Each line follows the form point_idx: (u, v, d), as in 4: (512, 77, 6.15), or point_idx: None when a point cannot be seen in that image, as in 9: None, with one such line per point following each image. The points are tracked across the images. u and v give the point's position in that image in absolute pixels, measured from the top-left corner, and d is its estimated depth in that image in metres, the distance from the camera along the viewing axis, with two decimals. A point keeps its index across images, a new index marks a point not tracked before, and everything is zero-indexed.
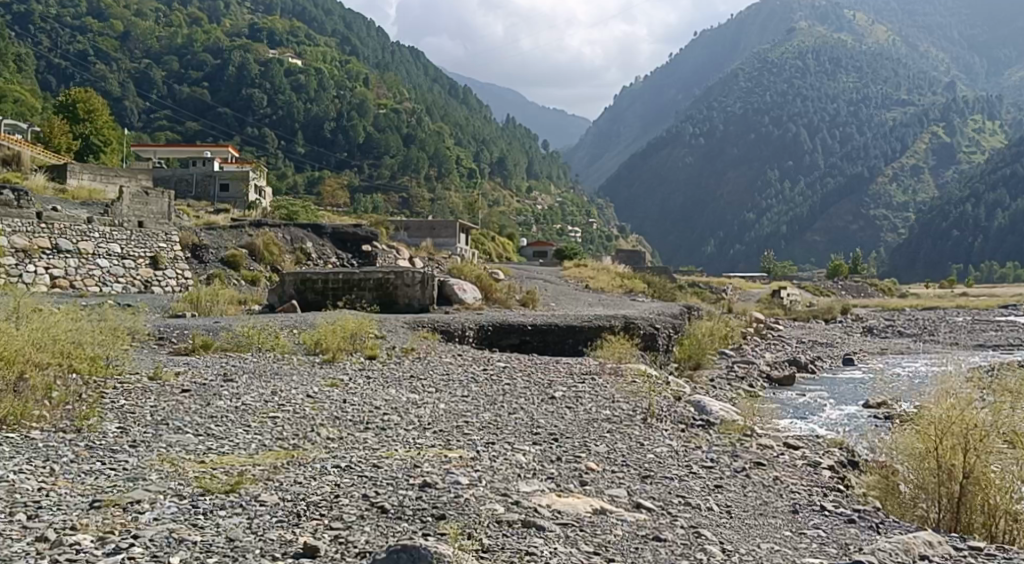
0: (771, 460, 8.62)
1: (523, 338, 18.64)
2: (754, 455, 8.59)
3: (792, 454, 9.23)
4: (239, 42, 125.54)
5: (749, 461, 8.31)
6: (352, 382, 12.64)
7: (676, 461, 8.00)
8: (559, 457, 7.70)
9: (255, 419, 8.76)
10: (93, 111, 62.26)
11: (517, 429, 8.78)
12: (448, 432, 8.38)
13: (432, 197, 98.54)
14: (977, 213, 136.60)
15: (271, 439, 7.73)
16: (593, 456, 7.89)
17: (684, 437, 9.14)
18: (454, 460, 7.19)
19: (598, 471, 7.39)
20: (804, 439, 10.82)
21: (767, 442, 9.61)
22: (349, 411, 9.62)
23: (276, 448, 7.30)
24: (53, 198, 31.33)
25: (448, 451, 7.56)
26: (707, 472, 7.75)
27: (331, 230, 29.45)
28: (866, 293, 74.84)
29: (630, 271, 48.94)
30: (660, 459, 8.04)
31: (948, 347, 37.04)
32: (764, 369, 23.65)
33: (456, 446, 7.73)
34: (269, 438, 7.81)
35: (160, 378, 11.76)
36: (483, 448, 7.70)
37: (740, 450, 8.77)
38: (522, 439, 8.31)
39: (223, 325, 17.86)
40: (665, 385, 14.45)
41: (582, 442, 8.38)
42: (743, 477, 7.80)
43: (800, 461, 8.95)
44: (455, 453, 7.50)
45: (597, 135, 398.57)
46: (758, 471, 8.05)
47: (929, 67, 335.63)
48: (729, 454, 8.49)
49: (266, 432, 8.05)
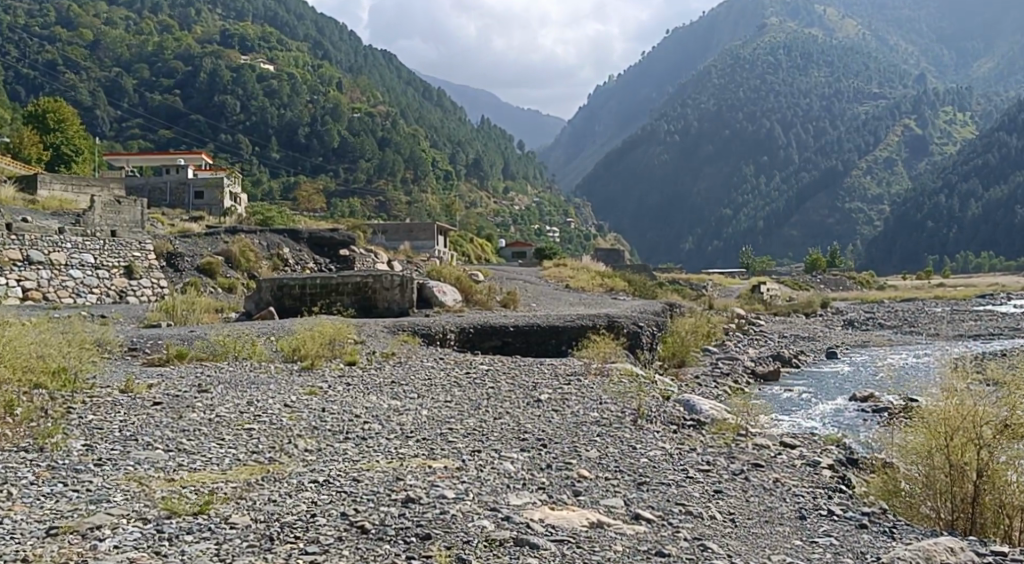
0: (769, 461, 8.31)
1: (505, 340, 18.35)
2: (751, 456, 8.29)
3: (790, 452, 8.95)
4: (210, 49, 124.51)
5: (745, 462, 8.03)
6: (332, 390, 12.24)
7: (672, 465, 7.70)
8: (550, 465, 7.37)
9: (229, 431, 8.38)
10: (64, 121, 61.42)
11: (504, 436, 8.41)
12: (432, 441, 8.03)
13: (409, 200, 98.13)
14: (951, 204, 137.63)
15: (245, 453, 7.35)
16: (585, 462, 7.56)
17: (678, 438, 8.83)
18: (439, 471, 6.86)
19: (590, 480, 7.07)
20: (797, 436, 10.55)
21: (765, 440, 9.34)
22: (326, 420, 9.25)
23: (249, 463, 6.90)
24: (23, 208, 30.71)
25: (433, 461, 7.22)
26: (703, 477, 7.46)
27: (308, 234, 29.02)
28: (844, 286, 75.10)
29: (610, 270, 48.75)
30: (656, 463, 7.73)
31: (929, 338, 37.08)
32: (749, 365, 23.43)
33: (440, 456, 7.40)
34: (242, 451, 7.42)
35: (130, 391, 11.34)
36: (467, 458, 7.37)
37: (736, 450, 8.47)
38: (510, 446, 7.97)
39: (199, 334, 17.42)
40: (653, 385, 14.16)
41: (572, 446, 8.06)
42: (740, 480, 7.51)
43: (799, 461, 8.64)
44: (441, 463, 7.16)
45: (572, 134, 398.57)
46: (755, 473, 7.79)
47: (900, 62, 337.95)
48: (723, 455, 8.20)
49: (239, 445, 7.66)
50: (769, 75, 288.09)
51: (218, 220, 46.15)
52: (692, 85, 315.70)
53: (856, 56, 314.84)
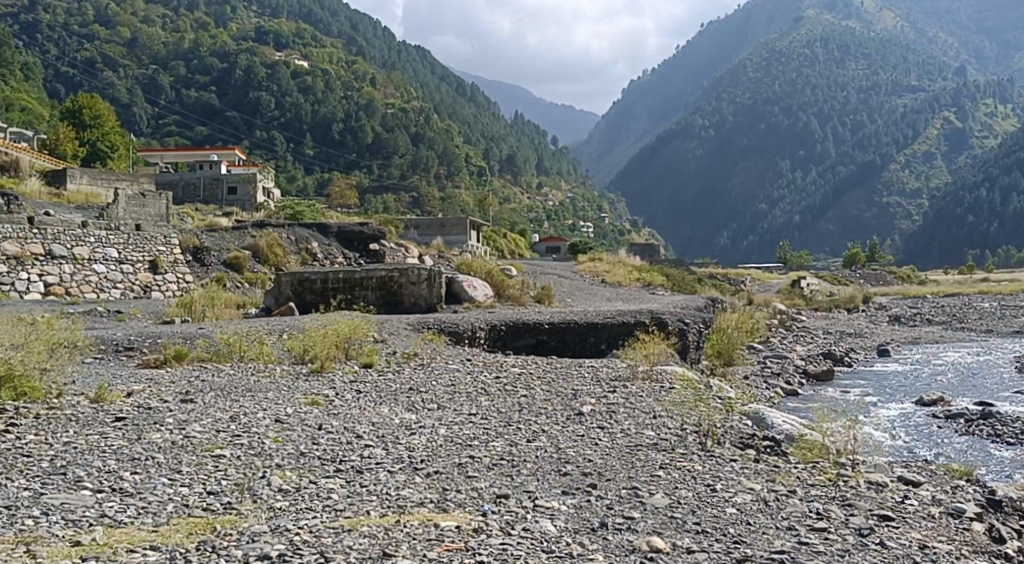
0: (898, 510, 6.30)
1: (539, 339, 16.51)
2: (873, 504, 6.30)
3: (917, 493, 6.84)
4: (245, 46, 123.76)
5: (860, 514, 6.11)
6: (338, 399, 10.47)
7: (771, 518, 5.88)
8: (605, 523, 5.52)
9: (196, 459, 6.64)
10: (100, 117, 60.59)
11: (541, 469, 6.57)
12: (446, 477, 6.20)
13: (443, 195, 96.26)
14: (993, 198, 133.56)
15: (197, 499, 5.47)
16: (653, 517, 5.71)
17: (763, 472, 6.91)
18: (445, 543, 5.02)
19: (667, 555, 5.17)
20: (913, 466, 8.46)
21: (876, 473, 7.34)
22: (319, 443, 7.40)
23: (198, 516, 5.16)
24: (47, 202, 29.47)
25: (440, 517, 5.37)
26: (813, 538, 5.63)
27: (337, 228, 27.21)
28: (884, 281, 72.32)
29: (647, 264, 46.76)
30: (749, 516, 5.85)
31: (982, 334, 34.76)
32: (800, 364, 21.44)
33: (451, 508, 5.54)
34: (193, 495, 5.57)
35: (98, 402, 9.62)
36: (488, 511, 5.52)
37: (849, 497, 6.43)
38: (551, 486, 6.14)
39: (205, 331, 15.84)
40: (709, 392, 12.38)
41: (634, 488, 6.19)
42: (875, 549, 5.54)
43: (939, 510, 6.47)
44: (453, 521, 5.33)
45: (605, 128, 395.59)
46: (875, 527, 5.91)
47: (940, 53, 330.60)
48: (826, 502, 6.27)
49: (199, 485, 5.86)
50: (805, 68, 283.08)
51: (249, 215, 44.63)
52: (726, 78, 311.27)
53: (895, 48, 308.62)
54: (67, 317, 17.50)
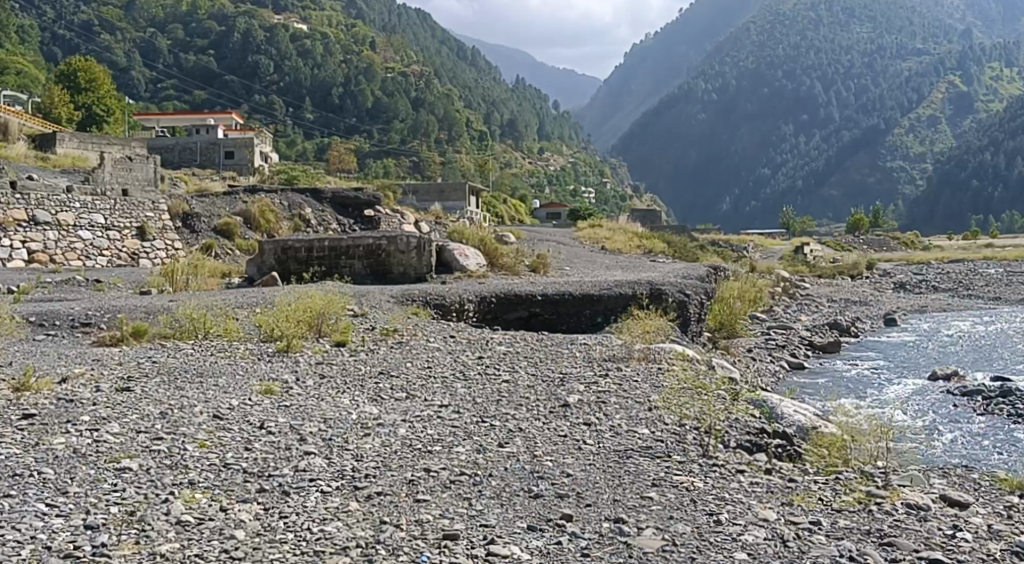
0: (942, 547, 5.34)
1: (531, 311, 15.38)
2: (911, 542, 5.34)
3: (962, 521, 5.85)
4: (244, 9, 121.08)
5: (903, 558, 5.14)
6: (294, 387, 9.34)
7: None
8: None
9: (106, 468, 5.67)
10: (95, 80, 58.81)
11: (511, 500, 5.49)
12: (394, 511, 5.19)
13: (443, 160, 94.90)
14: (997, 162, 131.82)
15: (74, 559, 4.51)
16: None
17: (783, 497, 5.85)
18: None
19: None
20: (951, 476, 7.42)
21: (914, 492, 6.34)
22: (254, 450, 6.30)
23: None
24: (31, 166, 28.17)
25: None
26: None
27: (331, 194, 25.72)
28: (887, 247, 70.74)
29: (647, 230, 45.37)
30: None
31: (991, 303, 33.48)
32: (806, 336, 20.27)
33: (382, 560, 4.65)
34: (63, 549, 4.59)
35: (24, 390, 8.53)
36: None
37: (876, 532, 5.46)
38: (514, 524, 5.18)
39: (169, 304, 14.53)
40: (708, 375, 11.30)
41: (617, 529, 5.22)
42: None
43: (988, 549, 5.46)
44: None
45: (608, 93, 391.62)
46: None
47: (944, 17, 326.69)
48: (859, 540, 5.29)
49: (98, 521, 4.88)
50: (809, 31, 279.95)
51: (244, 181, 43.29)
52: (729, 43, 307.31)
53: (901, 12, 304.74)
54: (38, 287, 16.31)
